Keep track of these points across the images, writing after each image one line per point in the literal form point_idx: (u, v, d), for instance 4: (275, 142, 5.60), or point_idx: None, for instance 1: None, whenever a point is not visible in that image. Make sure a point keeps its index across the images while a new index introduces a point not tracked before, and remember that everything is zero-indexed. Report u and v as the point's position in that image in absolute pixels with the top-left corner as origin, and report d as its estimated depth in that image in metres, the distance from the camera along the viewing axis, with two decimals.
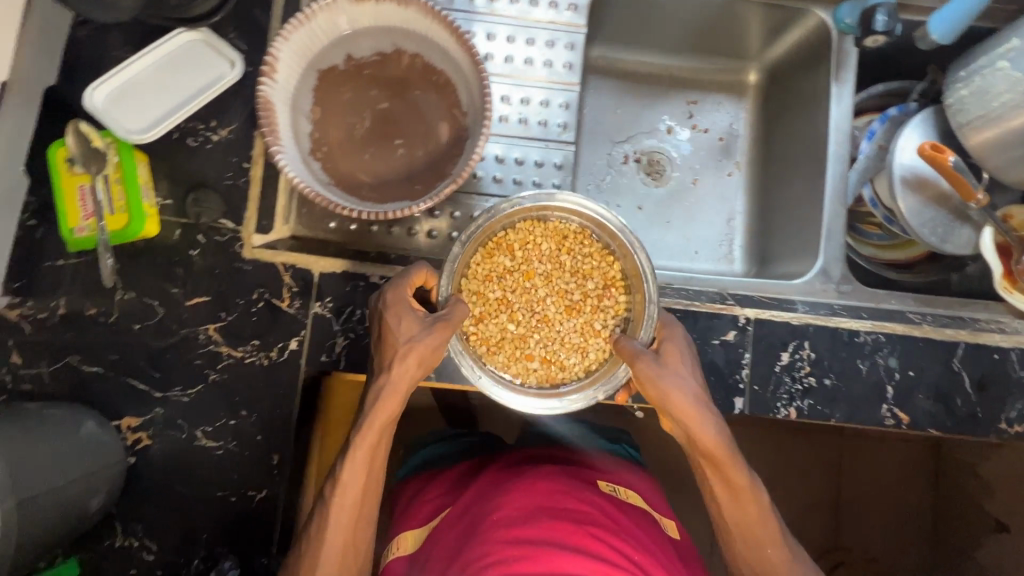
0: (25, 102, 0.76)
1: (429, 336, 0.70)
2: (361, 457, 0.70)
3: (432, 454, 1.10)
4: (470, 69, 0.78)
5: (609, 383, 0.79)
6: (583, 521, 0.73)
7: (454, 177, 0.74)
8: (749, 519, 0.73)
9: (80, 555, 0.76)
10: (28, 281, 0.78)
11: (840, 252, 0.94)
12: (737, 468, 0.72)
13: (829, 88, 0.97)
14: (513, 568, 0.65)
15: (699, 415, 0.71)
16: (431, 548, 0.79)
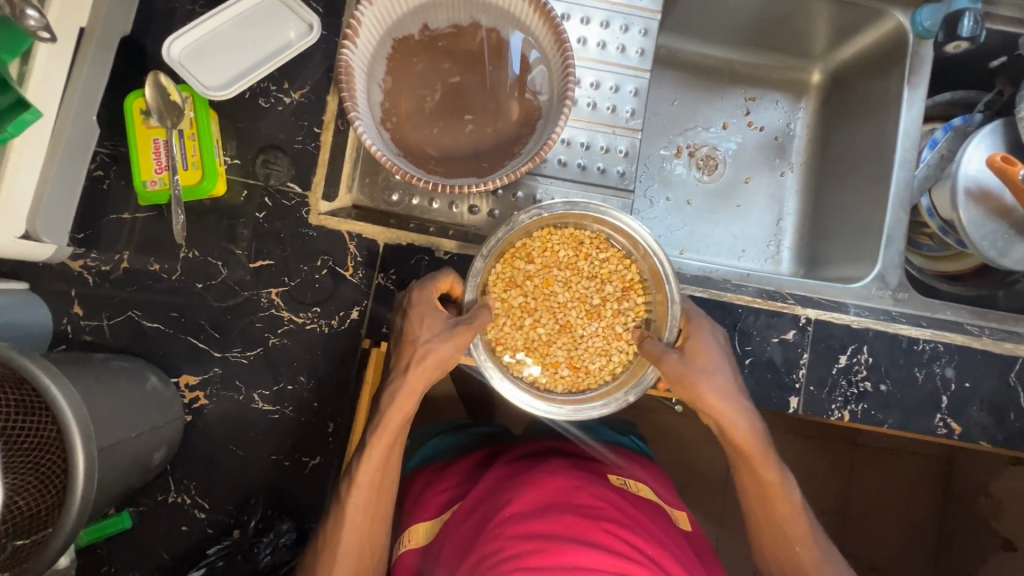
0: (104, 51, 0.75)
1: (446, 341, 0.68)
2: (375, 453, 0.69)
3: (440, 443, 1.05)
4: (554, 51, 0.73)
5: (640, 384, 0.72)
6: (600, 516, 0.71)
7: (530, 156, 0.71)
8: (779, 514, 0.72)
9: (132, 509, 0.76)
10: (92, 233, 0.78)
11: (900, 259, 0.92)
12: (767, 464, 0.71)
13: (901, 93, 0.95)
14: (527, 563, 0.63)
15: (727, 411, 0.69)
16: (444, 540, 0.79)
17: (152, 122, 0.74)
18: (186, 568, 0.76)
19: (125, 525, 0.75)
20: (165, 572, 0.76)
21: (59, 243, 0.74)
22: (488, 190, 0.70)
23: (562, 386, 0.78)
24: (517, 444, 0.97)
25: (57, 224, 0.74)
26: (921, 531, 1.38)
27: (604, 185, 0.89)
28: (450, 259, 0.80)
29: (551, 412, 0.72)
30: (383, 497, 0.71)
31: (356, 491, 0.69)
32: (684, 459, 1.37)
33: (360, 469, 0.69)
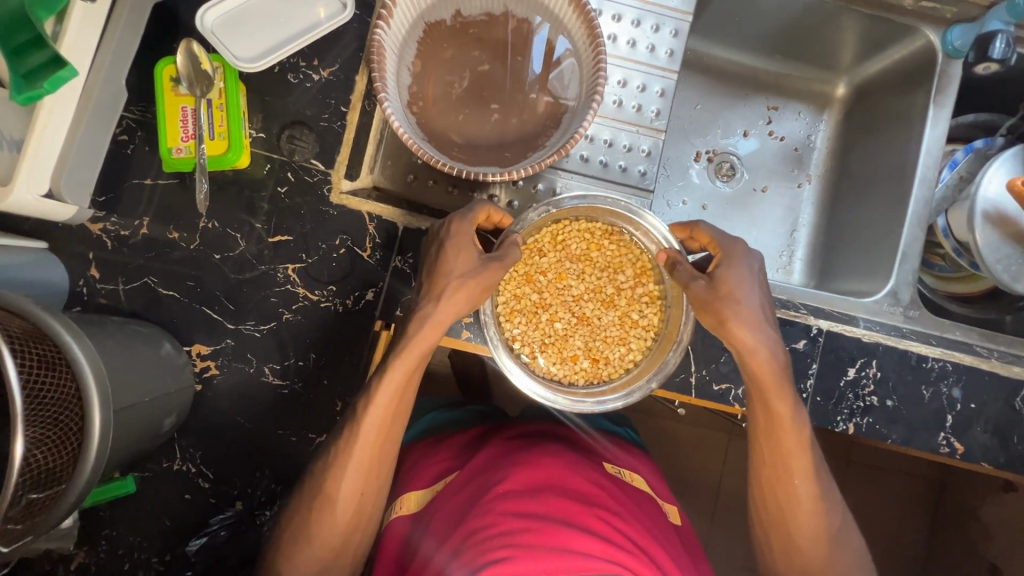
0: (137, 15, 0.75)
1: (477, 276, 0.68)
2: (386, 392, 0.69)
3: (434, 421, 1.07)
4: (586, 46, 0.72)
5: (662, 370, 0.73)
6: (592, 502, 0.72)
7: (556, 149, 0.70)
8: (787, 457, 0.71)
9: (137, 474, 0.76)
10: (113, 197, 0.78)
11: (914, 277, 0.92)
12: (784, 398, 0.69)
13: (925, 111, 0.95)
14: (518, 540, 0.64)
15: (753, 336, 0.67)
16: (436, 509, 0.80)
17: (181, 90, 0.74)
18: (187, 536, 0.77)
19: (129, 489, 0.76)
20: (166, 538, 0.77)
21: (80, 204, 0.74)
22: (513, 179, 0.70)
23: (584, 379, 0.79)
24: (514, 424, 0.98)
25: (80, 186, 0.74)
26: (907, 550, 1.38)
27: (625, 183, 0.88)
28: None
29: (576, 404, 0.73)
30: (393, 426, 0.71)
31: (363, 442, 0.69)
32: (678, 463, 1.38)
33: (367, 415, 0.69)
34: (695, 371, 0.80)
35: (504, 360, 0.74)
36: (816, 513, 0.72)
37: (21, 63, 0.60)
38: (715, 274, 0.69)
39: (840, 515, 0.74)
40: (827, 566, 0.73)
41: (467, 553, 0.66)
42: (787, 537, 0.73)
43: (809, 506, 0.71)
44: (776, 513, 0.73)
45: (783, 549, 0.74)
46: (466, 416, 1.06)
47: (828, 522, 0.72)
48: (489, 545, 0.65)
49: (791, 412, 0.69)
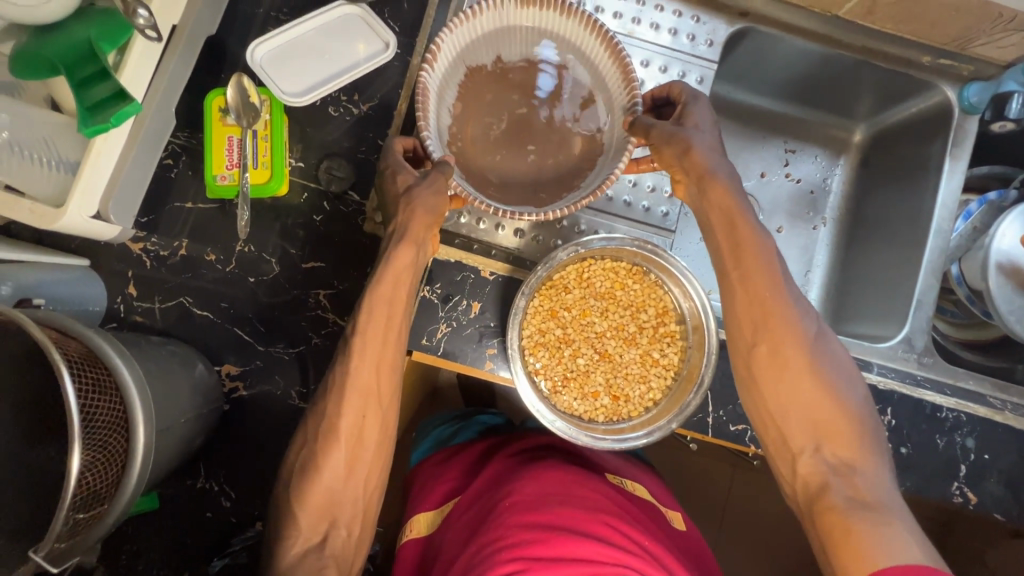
0: (191, 47, 0.78)
1: (423, 189, 0.66)
2: (368, 359, 0.66)
3: (444, 435, 1.09)
4: (622, 93, 0.72)
5: (682, 411, 0.74)
6: (597, 510, 0.73)
7: (591, 191, 0.68)
8: (768, 313, 0.66)
9: (160, 491, 0.77)
10: (155, 218, 0.80)
11: (928, 325, 0.94)
12: (754, 238, 0.66)
13: (942, 164, 0.97)
14: (528, 551, 0.65)
15: (713, 163, 0.68)
16: (447, 528, 0.81)
17: (229, 120, 0.78)
18: (207, 554, 0.78)
19: (152, 506, 0.77)
20: (185, 555, 0.78)
21: (124, 225, 0.77)
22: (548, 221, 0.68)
23: (605, 415, 0.81)
24: (519, 436, 0.98)
25: (126, 208, 0.76)
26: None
27: (648, 223, 0.91)
28: (496, 280, 0.81)
29: (595, 441, 0.75)
30: (383, 398, 0.68)
31: (349, 397, 0.66)
32: (685, 496, 1.38)
33: (352, 376, 0.66)
34: (712, 411, 0.81)
35: (527, 393, 0.76)
36: (812, 386, 0.64)
37: (85, 95, 0.63)
38: (686, 118, 0.72)
39: (846, 390, 0.65)
40: (841, 424, 0.64)
41: (478, 565, 0.67)
42: (776, 405, 0.66)
43: (793, 343, 0.65)
44: (759, 380, 0.67)
45: (770, 424, 0.67)
46: (472, 429, 1.08)
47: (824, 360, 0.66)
48: (497, 558, 0.66)
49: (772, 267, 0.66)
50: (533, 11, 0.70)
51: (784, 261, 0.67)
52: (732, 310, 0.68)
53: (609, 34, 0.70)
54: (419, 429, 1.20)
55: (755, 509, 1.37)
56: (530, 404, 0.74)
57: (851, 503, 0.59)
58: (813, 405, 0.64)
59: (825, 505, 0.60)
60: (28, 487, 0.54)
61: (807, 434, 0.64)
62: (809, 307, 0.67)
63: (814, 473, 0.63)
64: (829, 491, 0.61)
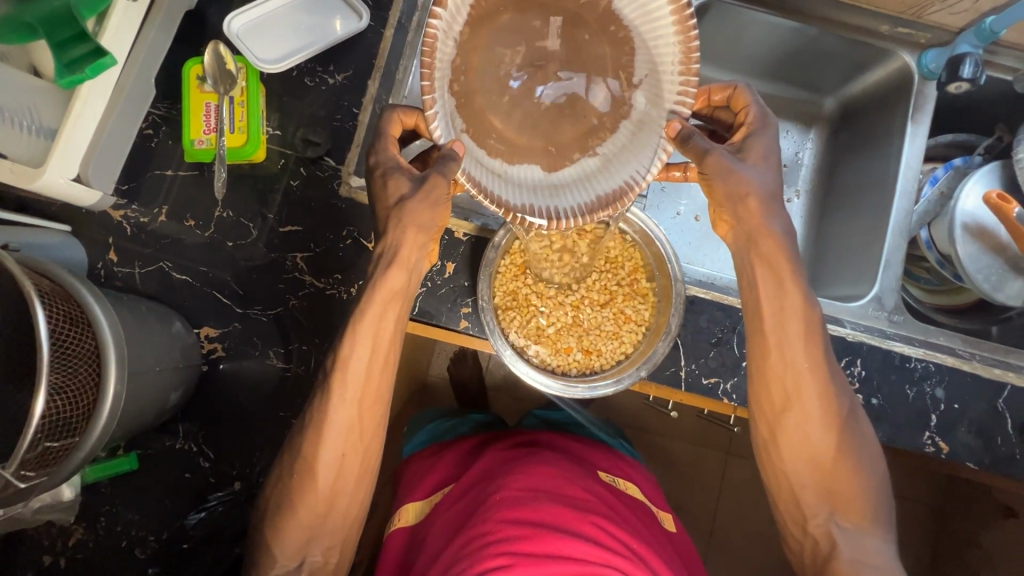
0: (170, 19, 0.81)
1: (418, 196, 0.65)
2: (362, 343, 0.68)
3: (438, 429, 1.09)
4: (675, 72, 0.59)
5: (651, 359, 0.77)
6: (586, 509, 0.74)
7: (610, 204, 0.59)
8: (798, 387, 0.71)
9: (140, 451, 0.78)
10: (135, 185, 0.82)
11: (896, 284, 0.96)
12: (800, 317, 0.71)
13: (904, 127, 1.00)
14: (514, 547, 0.66)
15: (767, 215, 0.71)
16: (433, 520, 0.82)
17: (207, 88, 0.80)
18: (185, 511, 0.79)
19: (132, 466, 0.77)
20: (164, 517, 0.78)
21: (104, 191, 0.79)
22: (557, 229, 0.60)
23: (578, 368, 0.82)
24: (509, 433, 0.99)
25: (105, 173, 0.78)
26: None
27: None
28: (468, 240, 0.82)
29: (567, 389, 0.78)
30: (373, 402, 0.70)
31: (342, 403, 0.68)
32: (674, 478, 1.38)
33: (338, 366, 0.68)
34: (685, 365, 0.83)
35: (501, 346, 0.78)
36: (830, 452, 0.72)
37: (63, 54, 0.66)
38: (748, 153, 0.72)
39: (862, 459, 0.73)
40: (853, 489, 0.72)
41: (464, 559, 0.68)
42: (792, 470, 0.73)
43: (821, 412, 0.72)
44: (779, 445, 0.74)
45: (785, 486, 0.75)
46: (465, 426, 1.08)
47: (846, 427, 0.72)
48: (483, 553, 0.67)
49: (800, 305, 0.70)
50: None
51: (824, 338, 0.72)
52: (758, 373, 0.74)
53: None
54: (411, 424, 1.20)
55: (744, 487, 1.37)
56: (502, 354, 0.77)
57: (856, 566, 0.69)
58: (826, 474, 0.72)
59: (835, 569, 0.70)
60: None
61: (820, 498, 0.73)
62: (846, 389, 0.73)
63: (823, 534, 0.72)
64: (838, 554, 0.70)
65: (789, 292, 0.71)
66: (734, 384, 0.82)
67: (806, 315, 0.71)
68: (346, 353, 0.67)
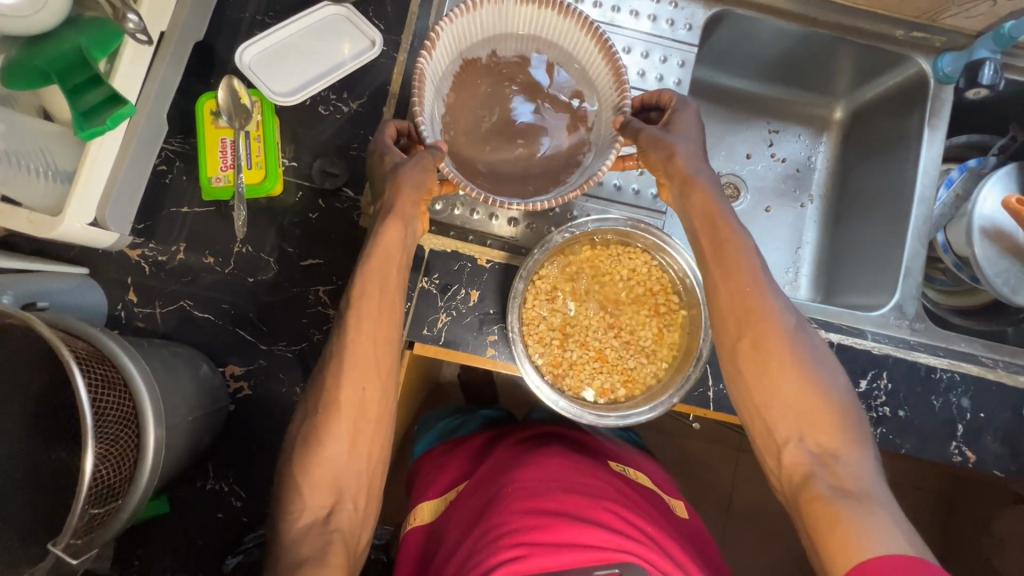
0: (179, 53, 0.79)
1: (412, 172, 0.66)
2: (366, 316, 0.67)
3: (448, 427, 1.06)
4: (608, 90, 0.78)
5: (682, 385, 0.77)
6: (601, 497, 0.70)
7: (578, 186, 0.75)
8: (757, 316, 0.68)
9: (169, 494, 0.77)
10: (152, 224, 0.81)
11: (917, 291, 0.96)
12: (738, 247, 0.70)
13: (921, 134, 0.99)
14: (528, 537, 0.62)
15: (695, 168, 0.72)
16: (450, 518, 0.77)
17: (221, 123, 0.79)
18: (220, 553, 0.78)
19: (162, 509, 0.76)
20: (199, 556, 0.78)
21: (121, 232, 0.77)
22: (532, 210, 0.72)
23: (619, 393, 0.82)
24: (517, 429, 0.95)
25: (122, 215, 0.77)
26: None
27: (638, 206, 0.92)
28: (493, 268, 0.82)
29: (600, 419, 0.77)
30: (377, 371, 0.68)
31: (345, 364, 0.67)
32: (690, 481, 1.38)
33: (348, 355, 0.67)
34: (713, 385, 0.82)
35: (533, 379, 0.77)
36: (795, 373, 0.66)
37: (78, 102, 0.64)
38: (674, 125, 0.75)
39: (830, 383, 0.66)
40: (824, 411, 0.65)
41: (480, 553, 0.64)
42: (764, 402, 0.66)
43: (775, 331, 0.67)
44: (750, 372, 0.68)
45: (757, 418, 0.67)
46: (474, 422, 1.05)
47: (805, 349, 0.67)
48: (498, 546, 0.63)
49: (746, 247, 0.70)
50: (530, 12, 0.77)
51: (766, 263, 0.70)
52: (723, 311, 0.70)
53: (606, 41, 0.77)
54: (421, 424, 1.17)
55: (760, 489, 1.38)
56: (542, 396, 0.77)
57: (835, 492, 0.59)
58: (800, 401, 0.65)
59: (812, 496, 0.60)
60: (26, 486, 0.54)
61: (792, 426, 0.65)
62: (788, 302, 0.69)
63: (799, 464, 0.64)
64: (814, 481, 0.61)
65: (728, 236, 0.70)
66: None
67: (747, 251, 0.69)
68: (355, 336, 0.67)
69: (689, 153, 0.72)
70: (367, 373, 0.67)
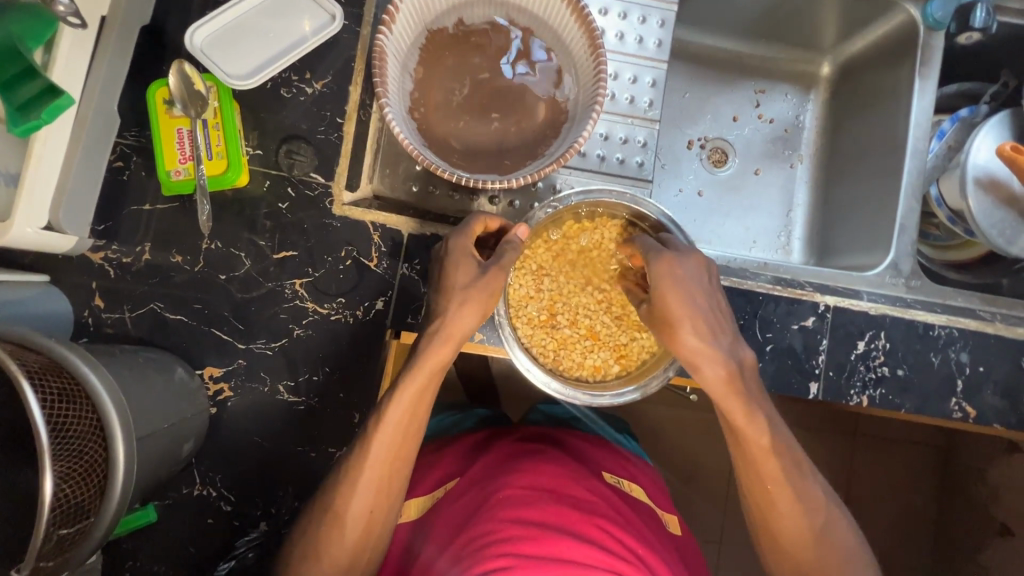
0: (125, 37, 0.74)
1: (480, 285, 0.68)
2: (411, 390, 0.67)
3: (442, 425, 1.02)
4: (585, 56, 0.75)
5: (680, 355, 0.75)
6: (592, 511, 0.69)
7: (556, 157, 0.73)
8: (779, 480, 0.68)
9: (156, 502, 0.76)
10: (112, 225, 0.76)
11: (912, 247, 0.93)
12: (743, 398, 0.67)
13: (911, 85, 0.96)
14: (516, 548, 0.61)
15: (690, 304, 0.68)
16: (437, 516, 0.74)
17: (175, 112, 0.74)
18: (213, 559, 0.77)
19: (150, 518, 0.75)
20: (192, 564, 0.76)
21: (79, 234, 0.73)
22: (513, 187, 0.72)
23: (612, 372, 0.80)
24: (515, 429, 0.92)
25: (78, 215, 0.72)
26: (918, 520, 1.38)
27: (624, 175, 0.90)
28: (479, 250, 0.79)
29: (593, 400, 0.74)
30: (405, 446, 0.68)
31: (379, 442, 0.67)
32: (688, 451, 1.37)
33: (378, 431, 0.67)
34: None
35: (521, 359, 0.75)
36: (801, 519, 0.69)
37: (11, 97, 0.59)
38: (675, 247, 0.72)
39: (834, 516, 0.71)
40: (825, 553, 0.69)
41: (465, 563, 0.63)
42: (782, 544, 0.70)
43: (785, 492, 0.69)
44: (771, 527, 0.70)
45: (786, 563, 0.71)
46: (470, 421, 1.02)
47: (813, 488, 0.70)
48: (486, 553, 0.62)
49: (722, 373, 0.67)
50: None
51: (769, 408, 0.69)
52: (748, 471, 0.70)
53: (583, 6, 0.73)
54: None
55: None
56: (533, 380, 0.74)
57: None
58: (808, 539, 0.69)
59: None
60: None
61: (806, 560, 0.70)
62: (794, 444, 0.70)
63: None
64: None
65: (703, 370, 0.68)
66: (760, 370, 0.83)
67: (748, 403, 0.67)
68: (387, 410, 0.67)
69: (675, 283, 0.69)
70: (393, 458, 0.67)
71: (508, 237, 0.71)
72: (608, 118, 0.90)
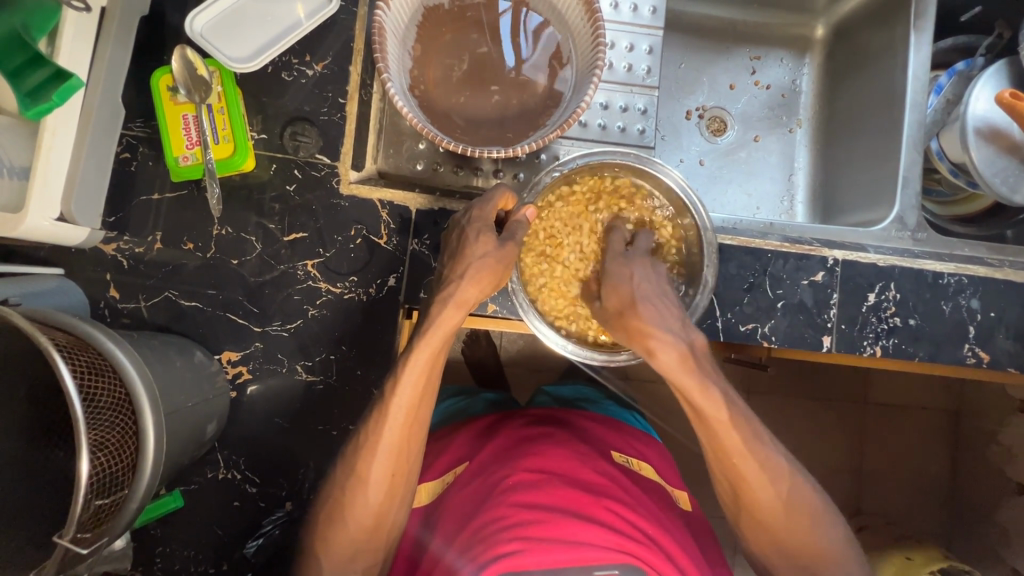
0: (126, 28, 0.74)
1: (496, 256, 0.68)
2: (423, 360, 0.67)
3: (453, 408, 0.98)
4: (583, 19, 0.74)
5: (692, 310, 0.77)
6: (602, 493, 0.68)
7: (558, 125, 0.73)
8: (736, 441, 0.69)
9: (183, 488, 0.77)
10: (123, 216, 0.77)
11: (916, 201, 0.93)
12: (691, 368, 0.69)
13: (906, 39, 0.95)
14: (528, 533, 0.60)
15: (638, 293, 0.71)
16: (447, 505, 0.73)
17: (180, 98, 0.75)
18: (242, 541, 0.77)
19: (178, 504, 0.76)
20: (220, 547, 0.77)
21: (91, 226, 0.73)
22: (515, 156, 0.73)
23: None
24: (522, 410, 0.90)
25: (90, 207, 0.73)
26: (932, 485, 1.38)
27: (625, 144, 0.90)
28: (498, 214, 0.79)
29: (611, 360, 0.78)
30: (418, 417, 0.69)
31: (390, 418, 0.67)
32: None
33: (395, 396, 0.67)
34: (721, 316, 0.84)
35: (539, 328, 0.78)
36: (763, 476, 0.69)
37: (21, 84, 0.60)
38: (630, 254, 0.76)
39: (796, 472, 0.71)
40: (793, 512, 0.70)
41: (476, 549, 0.62)
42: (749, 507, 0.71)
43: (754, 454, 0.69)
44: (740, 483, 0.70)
45: (760, 530, 0.71)
46: (479, 405, 0.97)
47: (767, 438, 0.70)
48: (496, 539, 0.61)
49: (674, 356, 0.68)
50: None
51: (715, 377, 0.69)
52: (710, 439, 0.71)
53: None
54: None
55: (775, 427, 1.37)
56: (553, 346, 0.77)
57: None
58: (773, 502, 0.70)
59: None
60: (27, 487, 0.52)
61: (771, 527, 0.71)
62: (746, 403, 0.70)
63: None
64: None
65: (659, 358, 0.70)
66: (773, 327, 0.84)
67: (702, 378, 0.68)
68: (398, 378, 0.67)
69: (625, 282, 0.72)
70: (406, 429, 0.68)
71: (517, 216, 0.72)
72: (605, 87, 0.90)
